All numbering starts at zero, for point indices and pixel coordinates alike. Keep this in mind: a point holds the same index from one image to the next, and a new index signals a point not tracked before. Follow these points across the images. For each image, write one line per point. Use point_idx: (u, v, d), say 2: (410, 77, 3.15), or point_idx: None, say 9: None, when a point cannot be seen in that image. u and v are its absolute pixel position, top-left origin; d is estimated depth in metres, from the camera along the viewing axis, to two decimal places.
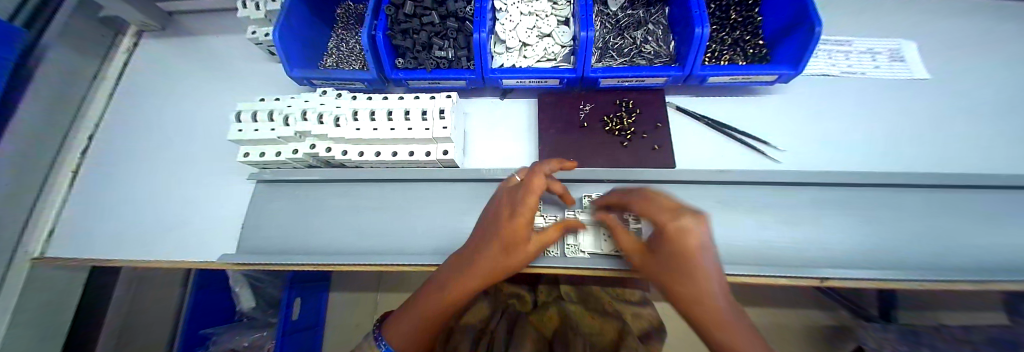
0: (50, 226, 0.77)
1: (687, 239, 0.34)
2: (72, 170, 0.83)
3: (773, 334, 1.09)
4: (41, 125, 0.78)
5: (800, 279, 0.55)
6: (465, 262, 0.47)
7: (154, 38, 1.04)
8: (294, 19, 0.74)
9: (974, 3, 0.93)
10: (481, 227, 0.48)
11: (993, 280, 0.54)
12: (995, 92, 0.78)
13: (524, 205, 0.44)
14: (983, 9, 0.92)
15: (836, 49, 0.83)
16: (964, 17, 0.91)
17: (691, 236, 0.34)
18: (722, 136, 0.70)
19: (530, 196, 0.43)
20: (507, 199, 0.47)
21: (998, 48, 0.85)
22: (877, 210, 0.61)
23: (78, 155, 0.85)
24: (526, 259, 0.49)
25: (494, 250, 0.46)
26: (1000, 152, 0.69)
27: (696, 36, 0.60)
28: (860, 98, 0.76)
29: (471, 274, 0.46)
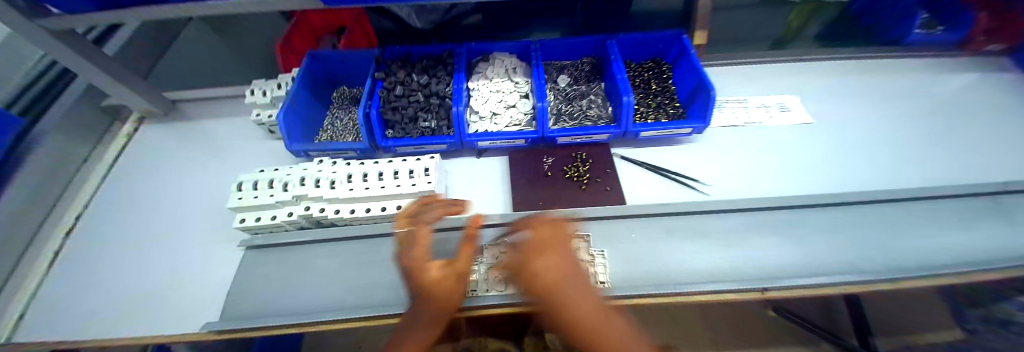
0: (22, 308, 0.71)
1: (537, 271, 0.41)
2: (53, 252, 0.80)
3: None
4: (19, 206, 0.81)
5: (744, 292, 0.64)
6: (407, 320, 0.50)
7: (153, 123, 1.14)
8: (298, 103, 0.87)
9: (834, 67, 1.22)
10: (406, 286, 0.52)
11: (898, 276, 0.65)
12: (860, 130, 1.01)
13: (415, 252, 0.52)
14: (843, 70, 1.21)
15: (735, 106, 1.05)
16: (832, 75, 1.18)
17: (540, 265, 0.42)
18: (661, 177, 0.85)
19: (416, 237, 0.54)
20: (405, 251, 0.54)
21: (859, 96, 1.11)
22: (791, 228, 0.75)
23: (61, 233, 0.84)
24: (450, 292, 0.50)
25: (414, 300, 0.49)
26: (871, 176, 0.89)
27: (625, 103, 0.79)
28: (765, 141, 0.95)
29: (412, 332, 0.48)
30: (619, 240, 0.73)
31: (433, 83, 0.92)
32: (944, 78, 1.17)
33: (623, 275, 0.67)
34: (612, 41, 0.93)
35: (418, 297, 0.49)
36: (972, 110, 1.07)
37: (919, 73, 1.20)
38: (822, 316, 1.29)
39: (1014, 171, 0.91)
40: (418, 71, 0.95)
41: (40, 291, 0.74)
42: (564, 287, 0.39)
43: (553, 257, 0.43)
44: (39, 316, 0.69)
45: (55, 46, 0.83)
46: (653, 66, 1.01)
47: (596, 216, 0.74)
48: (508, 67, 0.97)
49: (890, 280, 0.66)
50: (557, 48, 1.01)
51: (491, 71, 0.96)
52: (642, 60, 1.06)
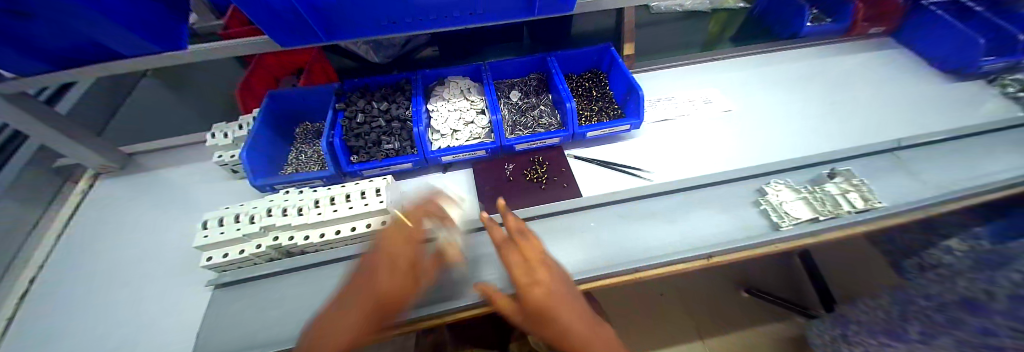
0: None
1: (541, 293, 0.55)
2: (5, 319, 0.77)
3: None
4: None
5: (693, 260, 0.73)
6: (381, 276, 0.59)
7: (109, 179, 1.12)
8: (262, 140, 0.90)
9: (750, 60, 1.40)
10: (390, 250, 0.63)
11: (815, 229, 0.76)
12: (776, 111, 1.17)
13: (404, 256, 0.62)
14: (758, 62, 1.39)
15: (666, 102, 1.18)
16: (749, 68, 1.36)
17: (543, 287, 0.56)
18: (611, 170, 0.94)
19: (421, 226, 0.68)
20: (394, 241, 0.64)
21: (771, 83, 1.29)
22: (725, 200, 0.86)
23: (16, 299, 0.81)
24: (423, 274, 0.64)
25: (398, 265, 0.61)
26: (786, 148, 1.03)
27: (568, 109, 0.89)
28: (697, 129, 1.08)
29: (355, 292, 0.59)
30: (580, 230, 0.79)
31: (393, 109, 0.98)
32: (837, 61, 1.38)
33: (583, 260, 0.73)
34: (551, 58, 1.06)
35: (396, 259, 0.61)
36: (863, 86, 1.27)
37: (819, 58, 1.40)
38: (789, 288, 1.39)
39: (902, 131, 1.09)
40: (378, 99, 1.01)
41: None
42: (564, 303, 0.55)
43: (550, 275, 0.58)
44: None
45: (12, 111, 0.84)
46: (592, 75, 1.14)
47: (556, 211, 0.81)
48: (463, 88, 1.06)
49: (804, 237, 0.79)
50: (505, 67, 1.11)
51: (447, 93, 1.04)
52: (582, 72, 1.18)
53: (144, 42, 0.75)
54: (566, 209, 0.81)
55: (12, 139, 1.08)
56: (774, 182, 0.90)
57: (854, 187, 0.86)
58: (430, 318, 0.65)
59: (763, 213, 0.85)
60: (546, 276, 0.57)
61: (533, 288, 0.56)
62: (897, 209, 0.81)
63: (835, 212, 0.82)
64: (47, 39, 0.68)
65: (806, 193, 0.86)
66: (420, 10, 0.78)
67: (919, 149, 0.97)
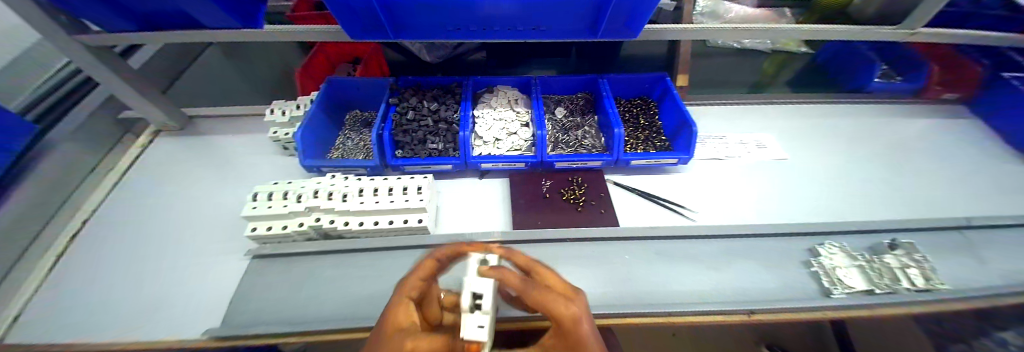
0: (17, 311, 0.72)
1: (580, 325, 0.42)
2: (56, 255, 0.82)
3: None
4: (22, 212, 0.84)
5: (735, 314, 0.68)
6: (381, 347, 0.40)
7: (169, 136, 1.20)
8: (316, 122, 0.93)
9: (807, 109, 1.34)
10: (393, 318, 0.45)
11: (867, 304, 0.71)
12: (833, 168, 1.10)
13: (400, 308, 0.45)
14: (815, 113, 1.33)
15: (716, 141, 1.14)
16: (805, 117, 1.30)
17: (581, 318, 0.42)
18: (652, 203, 0.91)
19: (424, 273, 0.49)
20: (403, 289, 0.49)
21: (829, 137, 1.22)
22: (769, 256, 0.81)
23: (68, 237, 0.87)
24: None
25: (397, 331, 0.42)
26: (841, 207, 0.97)
27: (616, 134, 0.87)
28: (745, 173, 1.03)
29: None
30: (612, 260, 0.77)
31: (441, 110, 1.00)
32: (902, 123, 1.29)
33: (615, 294, 0.70)
34: (603, 80, 1.05)
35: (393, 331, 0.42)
36: (930, 152, 1.18)
37: (883, 117, 1.31)
38: None
39: (973, 208, 0.99)
40: (429, 98, 1.04)
41: (35, 296, 0.75)
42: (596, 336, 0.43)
43: (582, 301, 0.45)
44: (29, 323, 0.70)
45: (93, 63, 0.92)
46: (641, 103, 1.12)
47: (591, 237, 0.79)
48: (511, 98, 1.07)
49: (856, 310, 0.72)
50: (555, 84, 1.12)
51: (495, 102, 1.05)
52: (630, 97, 1.16)
53: (229, 20, 0.81)
54: (603, 238, 0.78)
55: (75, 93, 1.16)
56: (828, 243, 0.84)
57: (915, 262, 0.80)
58: None
59: (813, 275, 0.79)
60: (573, 312, 0.42)
61: (571, 319, 0.42)
62: (952, 294, 0.74)
63: (891, 287, 0.76)
64: (146, 5, 0.75)
65: (863, 262, 0.80)
66: (485, 22, 0.80)
67: (991, 232, 0.88)
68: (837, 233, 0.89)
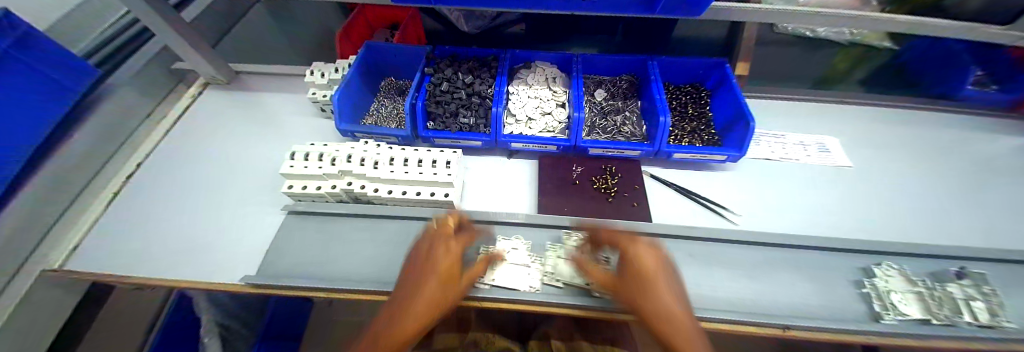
0: (76, 242, 0.80)
1: (655, 267, 0.51)
2: (112, 193, 0.90)
3: None
4: (86, 150, 0.92)
5: (769, 327, 0.64)
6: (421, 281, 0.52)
7: (217, 89, 1.26)
8: (353, 86, 0.93)
9: (882, 113, 1.19)
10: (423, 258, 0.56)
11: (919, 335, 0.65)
12: (902, 182, 0.98)
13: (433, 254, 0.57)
14: (892, 119, 1.17)
15: (772, 140, 1.04)
16: (878, 123, 1.16)
17: (652, 262, 0.52)
18: (690, 200, 0.85)
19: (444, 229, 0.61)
20: (430, 241, 0.60)
21: (905, 147, 1.08)
22: (815, 272, 0.74)
23: (124, 176, 0.95)
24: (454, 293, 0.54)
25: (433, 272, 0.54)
26: (908, 227, 0.87)
27: (661, 123, 0.81)
28: (800, 178, 0.94)
29: (429, 290, 0.51)
30: None
31: (476, 84, 0.97)
32: (1001, 138, 1.10)
33: None
34: (653, 63, 0.96)
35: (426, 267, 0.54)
36: None
37: (974, 129, 1.13)
38: None
39: None
40: (464, 70, 1.00)
41: (92, 229, 0.83)
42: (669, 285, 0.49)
43: (660, 253, 0.54)
44: (89, 253, 0.78)
45: (147, 12, 0.95)
46: (691, 91, 1.03)
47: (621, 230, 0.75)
48: (548, 76, 1.01)
49: (903, 340, 0.66)
50: (598, 63, 1.04)
51: (532, 79, 1.00)
52: (681, 84, 1.08)
53: None
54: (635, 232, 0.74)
55: (134, 39, 1.22)
56: (886, 264, 0.76)
57: (982, 296, 0.70)
58: (470, 299, 0.65)
59: (864, 297, 0.72)
60: (654, 260, 0.52)
61: (643, 259, 0.52)
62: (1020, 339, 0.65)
63: (951, 319, 0.68)
64: None
65: (923, 288, 0.72)
66: None
67: None
68: (897, 255, 0.80)
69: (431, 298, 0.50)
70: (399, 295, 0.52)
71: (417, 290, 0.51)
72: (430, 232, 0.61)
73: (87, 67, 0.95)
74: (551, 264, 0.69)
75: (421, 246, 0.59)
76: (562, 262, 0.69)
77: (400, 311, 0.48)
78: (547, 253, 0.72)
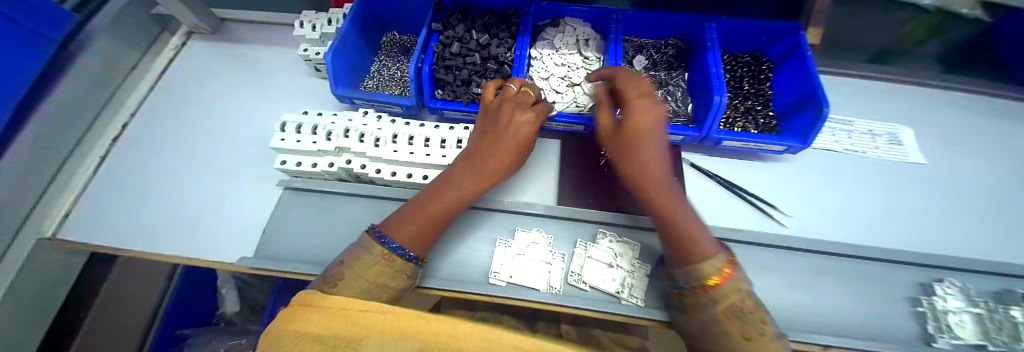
0: (65, 212, 0.77)
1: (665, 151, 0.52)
2: (99, 157, 0.86)
3: None
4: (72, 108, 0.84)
5: (806, 345, 0.57)
6: (494, 141, 0.57)
7: (202, 39, 1.12)
8: (349, 43, 0.79)
9: (972, 100, 1.00)
10: (496, 118, 0.60)
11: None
12: (983, 183, 0.84)
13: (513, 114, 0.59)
14: (984, 107, 0.98)
15: (837, 127, 0.89)
16: (965, 111, 0.97)
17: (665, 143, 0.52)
18: (733, 196, 0.75)
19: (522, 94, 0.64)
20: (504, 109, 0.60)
21: (991, 141, 0.91)
22: (873, 286, 0.65)
23: (111, 139, 0.89)
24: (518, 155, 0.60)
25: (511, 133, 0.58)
26: (984, 237, 0.75)
27: (715, 103, 0.66)
28: (865, 175, 0.81)
29: (498, 161, 0.57)
30: None
31: (494, 45, 0.82)
32: None
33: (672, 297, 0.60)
34: (711, 25, 0.78)
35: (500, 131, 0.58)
36: None
37: None
38: None
39: None
40: (478, 27, 0.84)
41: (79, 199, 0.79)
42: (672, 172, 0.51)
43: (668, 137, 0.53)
44: (83, 223, 0.76)
45: None
46: (750, 64, 0.87)
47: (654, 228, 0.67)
48: (580, 38, 0.85)
49: None
50: (642, 23, 0.86)
51: (560, 41, 0.84)
52: (737, 53, 0.92)
53: None
54: None
55: None
56: (948, 281, 0.65)
57: None
58: (480, 296, 0.61)
59: (917, 317, 0.63)
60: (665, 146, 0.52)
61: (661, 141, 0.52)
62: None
63: (1009, 346, 0.60)
64: None
65: (984, 309, 0.62)
66: None
67: None
68: (976, 273, 0.68)
69: (498, 171, 0.57)
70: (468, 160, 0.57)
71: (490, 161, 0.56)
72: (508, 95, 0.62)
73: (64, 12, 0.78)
74: (580, 264, 0.65)
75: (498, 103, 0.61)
76: (591, 263, 0.64)
77: (463, 179, 0.54)
78: (577, 252, 0.66)
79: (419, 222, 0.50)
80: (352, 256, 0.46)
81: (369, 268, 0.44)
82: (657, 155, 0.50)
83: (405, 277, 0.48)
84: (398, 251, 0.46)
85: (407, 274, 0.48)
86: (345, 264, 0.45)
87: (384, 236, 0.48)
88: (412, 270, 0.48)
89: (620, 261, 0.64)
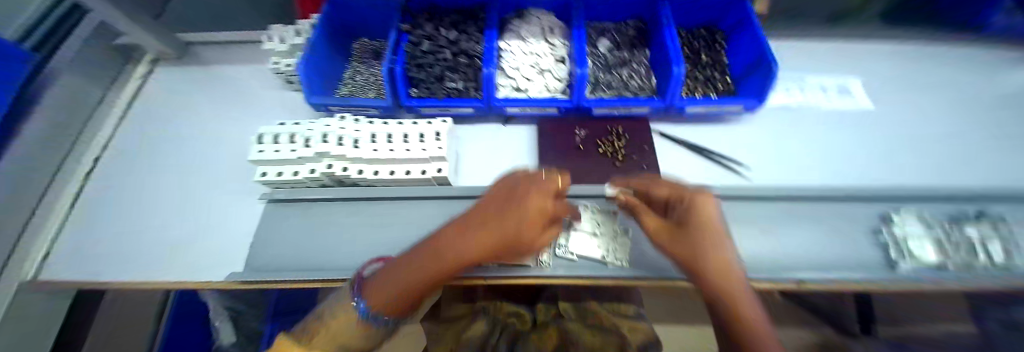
0: (46, 250, 0.74)
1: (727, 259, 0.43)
2: (74, 193, 0.83)
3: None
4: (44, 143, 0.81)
5: (777, 283, 0.61)
6: (479, 231, 0.46)
7: (169, 65, 1.10)
8: (319, 52, 0.80)
9: (907, 48, 1.09)
10: (490, 214, 0.47)
11: (936, 280, 0.61)
12: (925, 121, 0.91)
13: (520, 212, 0.44)
14: (918, 53, 1.07)
15: (789, 85, 0.96)
16: (902, 58, 1.06)
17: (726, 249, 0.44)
18: (701, 158, 0.80)
19: (543, 187, 0.48)
20: (506, 202, 0.47)
21: (927, 83, 1.00)
22: (837, 222, 0.70)
23: (85, 173, 0.87)
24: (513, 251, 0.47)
25: (499, 233, 0.45)
26: (931, 168, 0.82)
27: (675, 74, 0.70)
28: (819, 125, 0.87)
29: (472, 254, 0.46)
30: (652, 223, 0.69)
31: (463, 41, 0.85)
32: None
33: (653, 256, 0.64)
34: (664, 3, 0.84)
35: (487, 224, 0.46)
36: None
37: (1000, 59, 1.05)
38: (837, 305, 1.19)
39: None
40: (447, 25, 0.88)
41: (59, 237, 0.77)
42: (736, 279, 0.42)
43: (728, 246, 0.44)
44: (61, 259, 0.73)
45: None
46: (705, 35, 0.93)
47: None
48: (545, 27, 0.89)
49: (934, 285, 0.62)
50: (601, 6, 0.91)
51: (526, 31, 0.88)
52: (693, 28, 0.97)
53: None
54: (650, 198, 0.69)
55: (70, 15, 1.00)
56: (904, 210, 0.71)
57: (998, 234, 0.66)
58: (474, 279, 0.62)
59: (880, 245, 0.69)
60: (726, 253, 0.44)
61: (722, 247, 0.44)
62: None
63: (967, 262, 0.64)
64: None
65: (940, 232, 0.66)
66: None
67: None
68: (929, 199, 0.74)
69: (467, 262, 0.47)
70: (437, 254, 0.47)
71: (464, 253, 0.46)
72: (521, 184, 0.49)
73: (23, 53, 0.77)
74: (566, 237, 0.66)
75: (504, 195, 0.48)
76: (577, 235, 0.65)
77: (427, 261, 0.47)
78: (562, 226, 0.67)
79: (389, 291, 0.48)
80: (331, 313, 0.52)
81: (340, 332, 0.50)
82: (719, 262, 0.43)
83: (370, 339, 0.55)
84: (366, 316, 0.50)
85: (371, 336, 0.54)
86: (324, 320, 0.52)
87: (360, 300, 0.50)
88: (377, 333, 0.54)
89: (603, 229, 0.67)
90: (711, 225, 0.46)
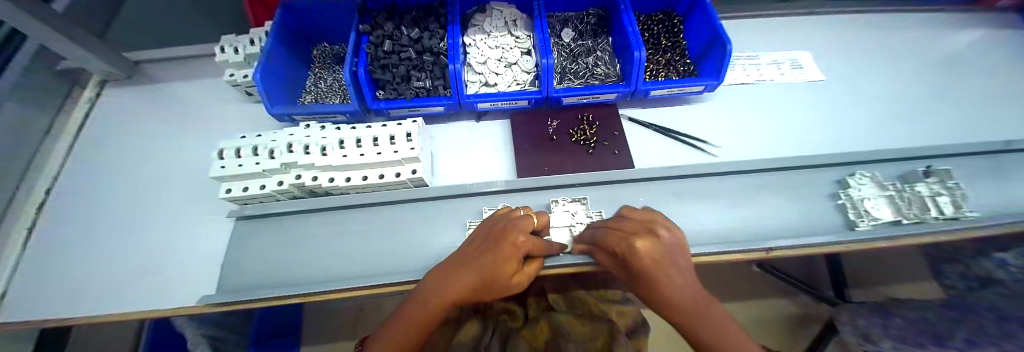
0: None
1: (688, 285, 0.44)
2: (25, 228, 0.77)
3: (770, 325, 1.15)
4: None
5: (748, 253, 0.63)
6: (452, 276, 0.48)
7: (119, 87, 1.04)
8: (276, 60, 0.78)
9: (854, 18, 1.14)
10: (464, 257, 0.50)
11: (890, 236, 0.65)
12: (873, 88, 0.96)
13: (488, 257, 0.48)
14: (864, 23, 1.13)
15: (747, 62, 0.99)
16: (848, 29, 1.11)
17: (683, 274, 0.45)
18: (670, 139, 0.82)
19: (517, 227, 0.51)
20: (477, 247, 0.50)
21: (872, 51, 1.05)
22: (798, 191, 0.73)
23: (35, 208, 0.81)
24: (486, 290, 0.50)
25: (472, 277, 0.48)
26: (880, 132, 0.86)
27: (636, 59, 0.71)
28: (777, 99, 0.91)
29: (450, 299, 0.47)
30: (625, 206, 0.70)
31: (426, 38, 0.85)
32: (957, 30, 1.10)
33: None
34: None
35: (460, 270, 0.48)
36: (982, 66, 1.00)
37: (935, 23, 1.12)
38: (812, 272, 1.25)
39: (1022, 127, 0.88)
40: (408, 24, 0.87)
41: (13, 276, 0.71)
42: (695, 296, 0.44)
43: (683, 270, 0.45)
44: (17, 300, 0.68)
45: (14, 12, 0.74)
46: (663, 18, 0.95)
47: (609, 180, 0.72)
48: (509, 19, 0.89)
49: (887, 241, 0.66)
50: None
51: (489, 24, 0.88)
52: (652, 13, 0.99)
53: None
54: (624, 181, 0.70)
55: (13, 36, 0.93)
56: (860, 173, 0.74)
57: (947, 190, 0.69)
58: None
59: (840, 208, 0.72)
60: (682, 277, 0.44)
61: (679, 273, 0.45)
62: (985, 225, 0.64)
63: (918, 217, 0.68)
64: None
65: (894, 191, 0.70)
66: None
67: None
68: (881, 161, 0.78)
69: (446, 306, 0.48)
70: (424, 303, 0.48)
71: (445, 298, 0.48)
72: (494, 226, 0.52)
73: None
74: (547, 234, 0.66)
75: (476, 239, 0.52)
76: (557, 231, 0.66)
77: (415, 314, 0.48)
78: None
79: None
80: None
81: None
82: (680, 290, 0.44)
83: None
84: None
85: None
86: None
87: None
88: None
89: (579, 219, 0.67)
90: (666, 255, 0.45)
